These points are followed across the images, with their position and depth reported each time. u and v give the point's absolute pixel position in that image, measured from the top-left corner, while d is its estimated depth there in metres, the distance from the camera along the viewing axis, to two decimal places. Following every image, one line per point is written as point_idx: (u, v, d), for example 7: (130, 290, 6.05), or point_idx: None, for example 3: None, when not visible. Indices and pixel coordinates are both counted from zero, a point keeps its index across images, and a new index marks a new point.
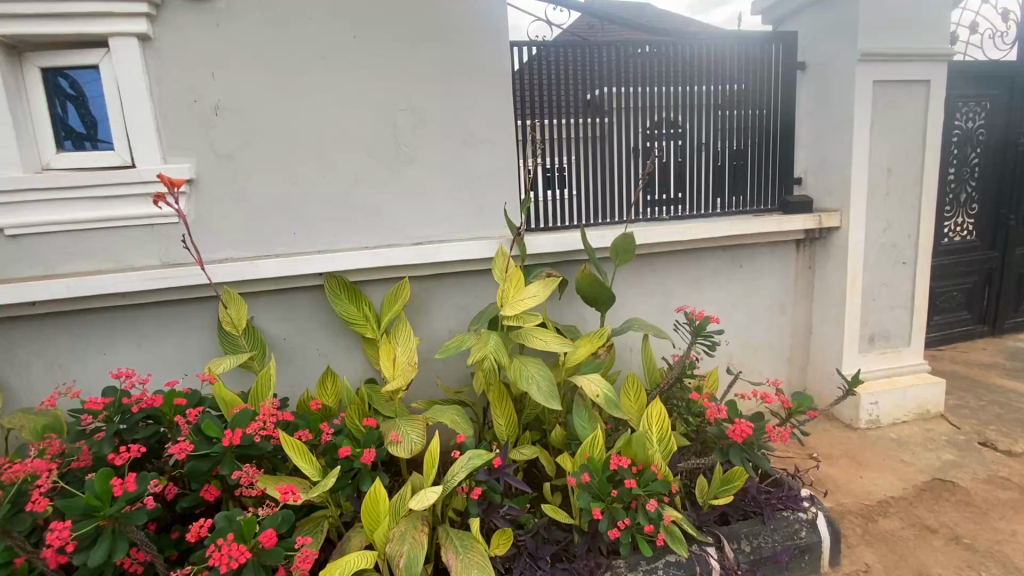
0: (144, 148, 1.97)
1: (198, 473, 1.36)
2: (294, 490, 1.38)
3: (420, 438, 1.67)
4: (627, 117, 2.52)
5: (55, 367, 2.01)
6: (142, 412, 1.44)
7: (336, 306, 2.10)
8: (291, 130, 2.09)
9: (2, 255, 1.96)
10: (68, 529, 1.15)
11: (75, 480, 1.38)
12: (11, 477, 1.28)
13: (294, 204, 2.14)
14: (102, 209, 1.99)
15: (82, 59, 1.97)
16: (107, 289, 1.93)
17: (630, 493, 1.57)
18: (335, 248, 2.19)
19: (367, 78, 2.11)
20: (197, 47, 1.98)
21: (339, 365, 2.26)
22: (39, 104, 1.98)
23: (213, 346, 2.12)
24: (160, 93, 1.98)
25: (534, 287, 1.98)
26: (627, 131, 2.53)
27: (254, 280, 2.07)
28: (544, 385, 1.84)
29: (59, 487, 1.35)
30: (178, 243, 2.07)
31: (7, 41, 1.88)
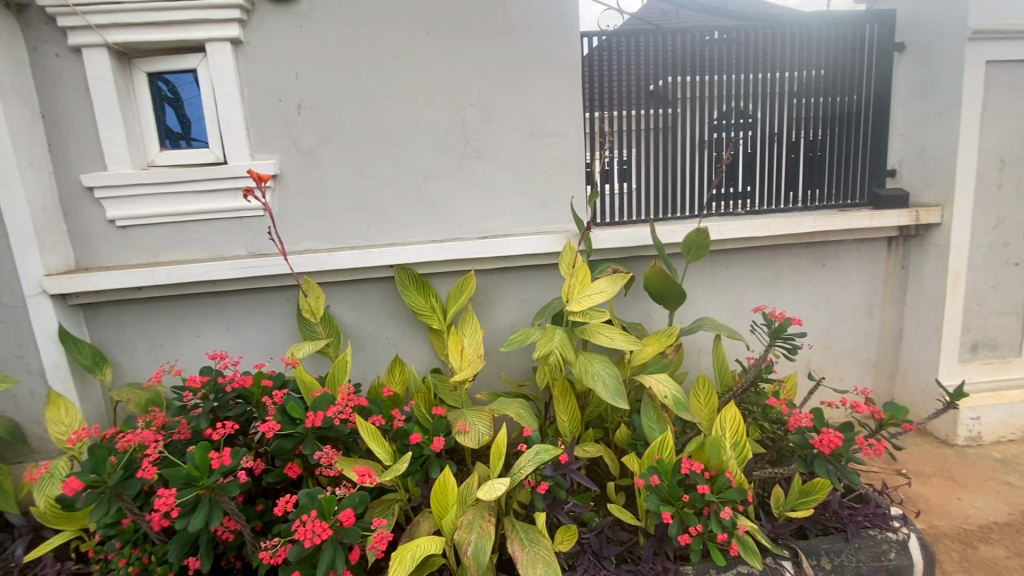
0: (235, 146, 2.11)
1: (283, 451, 1.45)
2: (370, 473, 1.45)
3: (487, 429, 1.67)
4: (696, 107, 2.41)
5: (156, 347, 2.21)
6: (234, 391, 1.54)
7: (405, 297, 2.16)
8: (366, 126, 2.16)
9: (115, 244, 2.17)
10: (173, 496, 1.25)
11: (176, 450, 1.50)
12: (124, 446, 1.40)
13: (368, 198, 2.22)
14: (197, 203, 2.15)
15: (181, 64, 2.13)
16: (202, 277, 2.09)
17: (702, 498, 1.51)
18: (405, 241, 2.25)
19: (439, 74, 2.15)
20: (282, 48, 2.09)
21: (407, 354, 2.33)
22: (145, 107, 2.17)
23: (292, 332, 2.25)
24: (249, 94, 2.11)
25: (601, 283, 1.93)
26: (695, 121, 2.42)
27: (330, 270, 2.17)
28: (611, 384, 1.80)
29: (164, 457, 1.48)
30: (263, 234, 2.20)
31: (119, 49, 2.06)
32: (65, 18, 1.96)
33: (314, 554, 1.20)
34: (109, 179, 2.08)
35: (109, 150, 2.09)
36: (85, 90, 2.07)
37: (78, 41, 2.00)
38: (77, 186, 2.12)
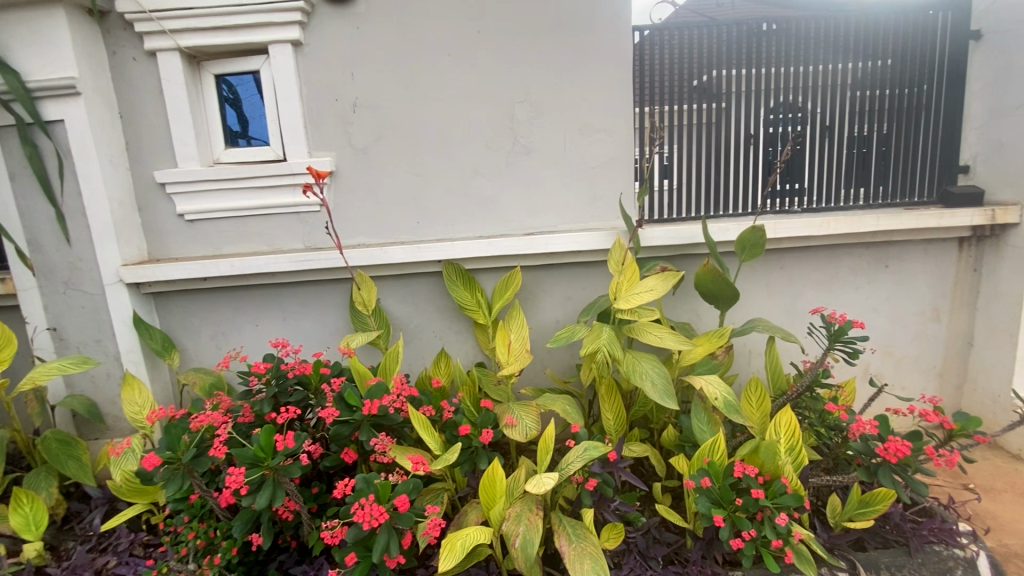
0: (294, 144, 2.20)
1: (340, 436, 1.51)
2: (422, 461, 1.49)
3: (535, 423, 1.69)
4: (746, 101, 2.34)
5: (219, 334, 2.33)
6: (295, 378, 1.61)
7: (452, 292, 2.19)
8: (417, 124, 2.21)
9: (183, 237, 2.30)
10: (242, 475, 1.32)
11: (241, 432, 1.58)
12: (196, 426, 1.48)
13: (418, 194, 2.26)
14: (259, 198, 2.25)
15: (245, 65, 2.23)
16: (262, 269, 2.19)
17: (756, 503, 1.47)
18: (453, 237, 2.29)
19: (489, 71, 2.16)
20: (339, 49, 2.16)
21: (453, 348, 2.37)
22: (213, 107, 2.28)
23: (344, 323, 2.33)
24: (308, 93, 2.19)
25: (651, 281, 1.90)
26: (745, 115, 2.35)
27: (382, 264, 2.23)
28: (660, 383, 1.77)
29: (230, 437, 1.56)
30: (318, 229, 2.29)
31: (189, 52, 2.18)
32: (141, 24, 2.09)
33: (371, 537, 1.24)
34: (179, 175, 2.20)
35: (180, 148, 2.21)
36: (158, 91, 2.20)
37: (153, 45, 2.13)
38: (151, 182, 2.26)
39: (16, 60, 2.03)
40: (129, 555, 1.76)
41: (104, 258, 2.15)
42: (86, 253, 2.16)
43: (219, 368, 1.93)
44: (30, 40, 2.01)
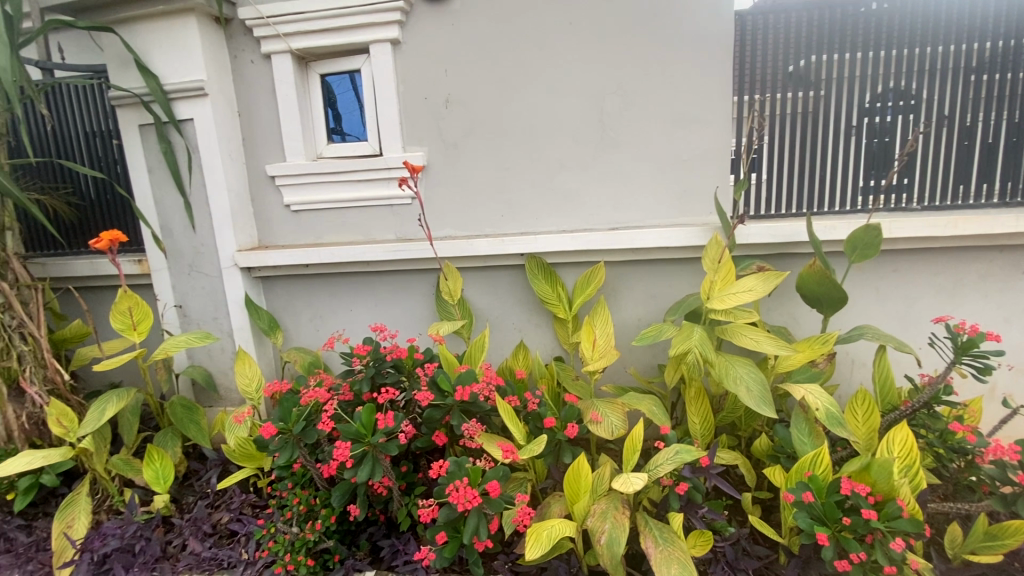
0: (391, 139, 2.31)
1: (433, 419, 1.59)
2: (512, 450, 1.52)
3: (620, 422, 1.67)
4: (847, 87, 2.11)
5: (316, 317, 2.50)
6: (391, 361, 1.71)
7: (534, 285, 2.21)
8: (507, 119, 2.23)
9: (289, 226, 2.48)
10: (348, 449, 1.41)
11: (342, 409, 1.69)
12: (305, 401, 1.62)
13: (504, 187, 2.29)
14: (356, 190, 2.38)
15: (348, 64, 2.35)
16: (357, 257, 2.32)
17: (867, 524, 1.35)
18: (537, 230, 2.30)
19: (580, 63, 2.14)
20: (434, 46, 2.22)
21: (532, 341, 2.38)
22: (317, 104, 2.43)
23: (429, 312, 2.41)
24: (404, 90, 2.28)
25: (750, 281, 1.81)
26: (849, 98, 2.12)
27: (468, 256, 2.28)
28: (755, 390, 1.69)
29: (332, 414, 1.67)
30: (409, 220, 2.38)
31: (299, 54, 2.33)
32: (259, 29, 2.28)
33: (465, 518, 1.29)
34: (287, 169, 2.38)
35: (288, 143, 2.39)
36: (271, 91, 2.38)
37: (269, 48, 2.30)
38: (262, 175, 2.45)
39: (156, 65, 2.28)
40: (240, 513, 1.94)
41: (222, 244, 2.37)
42: (208, 239, 2.39)
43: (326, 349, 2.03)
44: (168, 47, 2.25)
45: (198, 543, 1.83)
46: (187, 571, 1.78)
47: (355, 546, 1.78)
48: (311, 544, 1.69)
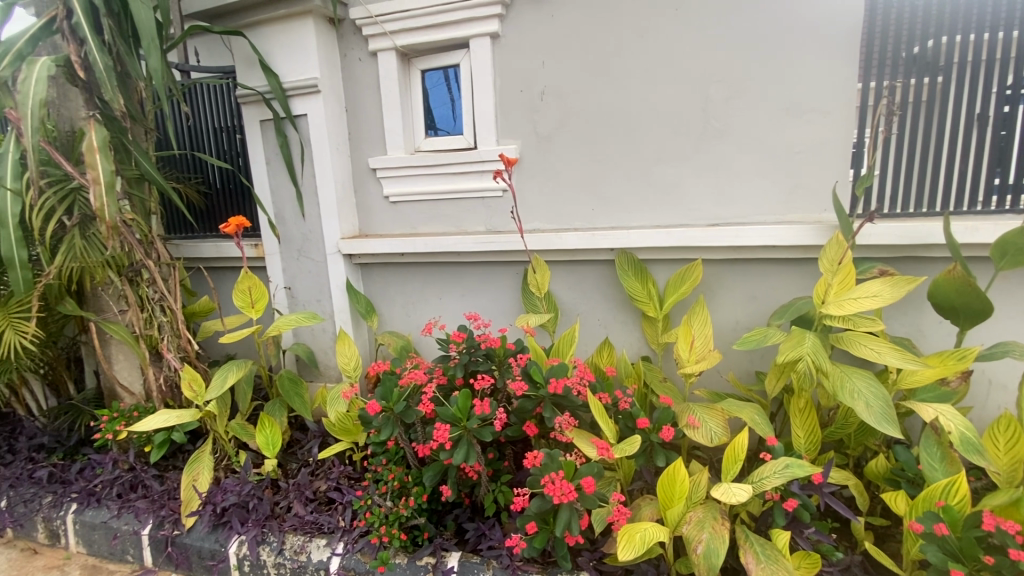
0: (486, 132, 2.35)
1: (525, 410, 1.60)
2: (608, 448, 1.47)
3: (721, 429, 1.59)
4: (998, 66, 1.79)
5: (408, 304, 2.61)
6: (484, 350, 1.76)
7: (623, 281, 2.14)
8: (603, 110, 2.18)
9: (387, 216, 2.61)
10: (447, 432, 1.48)
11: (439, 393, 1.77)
12: (404, 382, 1.72)
13: (597, 180, 2.25)
14: (450, 182, 2.45)
15: (447, 59, 2.41)
16: (449, 248, 2.38)
17: (1014, 566, 1.19)
18: (629, 225, 2.24)
19: (684, 50, 2.05)
20: (533, 38, 2.22)
21: (618, 339, 2.32)
22: (417, 99, 2.52)
23: (515, 303, 2.43)
24: (501, 84, 2.31)
25: (875, 285, 1.66)
26: (1004, 74, 1.78)
27: (557, 250, 2.27)
28: (875, 405, 1.54)
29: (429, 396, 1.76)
30: (499, 212, 2.41)
31: (403, 51, 2.42)
32: (368, 28, 2.40)
33: (562, 510, 1.29)
34: (387, 161, 2.50)
35: (389, 137, 2.50)
36: (375, 88, 2.50)
37: (376, 46, 2.42)
38: (365, 168, 2.59)
39: (277, 65, 2.47)
40: (338, 483, 2.08)
41: (328, 231, 2.54)
42: (315, 227, 2.57)
43: (425, 333, 2.10)
44: (287, 47, 2.43)
45: (302, 506, 1.98)
46: (293, 531, 1.94)
47: (442, 526, 1.85)
48: (403, 520, 1.78)
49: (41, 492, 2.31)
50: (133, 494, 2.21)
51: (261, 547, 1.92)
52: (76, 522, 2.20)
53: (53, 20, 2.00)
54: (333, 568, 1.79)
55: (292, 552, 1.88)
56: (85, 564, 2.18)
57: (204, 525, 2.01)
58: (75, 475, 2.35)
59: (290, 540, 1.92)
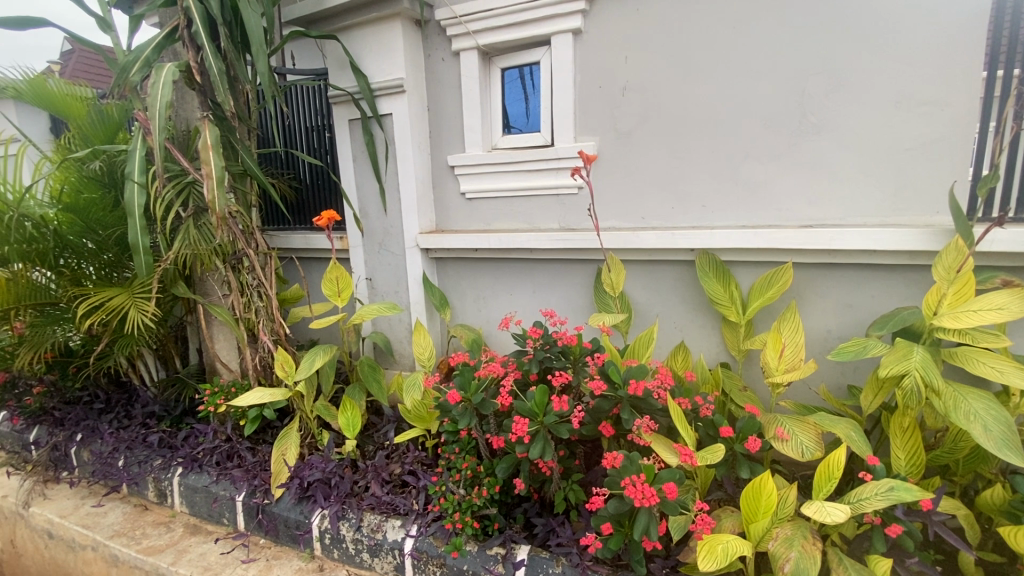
0: (564, 129, 2.34)
1: (601, 410, 1.59)
2: (690, 454, 1.45)
3: (812, 444, 1.55)
4: None
5: (480, 299, 2.66)
6: (561, 347, 1.77)
7: (703, 284, 2.06)
8: (688, 106, 2.11)
9: (463, 212, 2.67)
10: (526, 425, 1.51)
11: (518, 387, 1.82)
12: (483, 373, 1.77)
13: (677, 178, 2.18)
14: (526, 179, 2.46)
15: (528, 57, 2.42)
16: (522, 245, 2.40)
17: None
18: (710, 224, 2.15)
19: (780, 42, 1.94)
20: (617, 33, 2.18)
21: (694, 342, 2.24)
22: (496, 96, 2.55)
23: (586, 302, 2.41)
24: (581, 80, 2.29)
25: (999, 296, 1.51)
26: None
27: (633, 249, 2.22)
28: (995, 430, 1.39)
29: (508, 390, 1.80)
30: (574, 210, 2.40)
31: (484, 50, 2.46)
32: (452, 28, 2.46)
33: (643, 514, 1.28)
34: (466, 158, 2.55)
35: (468, 135, 2.55)
36: (456, 86, 2.56)
37: (459, 45, 2.47)
38: (443, 165, 2.66)
39: (366, 67, 2.59)
40: (412, 467, 2.17)
41: (408, 226, 2.64)
42: (396, 222, 2.68)
43: (502, 327, 2.15)
44: (376, 49, 2.54)
45: (378, 487, 2.09)
46: (370, 509, 2.05)
47: (511, 518, 1.88)
48: (475, 508, 1.83)
49: (152, 454, 2.57)
50: (230, 463, 2.42)
51: (341, 522, 2.04)
52: (180, 484, 2.44)
53: (176, 29, 2.21)
54: (407, 548, 1.87)
55: (368, 529, 1.98)
56: (188, 522, 2.41)
57: (291, 496, 2.17)
58: (180, 441, 2.60)
59: (367, 518, 2.02)
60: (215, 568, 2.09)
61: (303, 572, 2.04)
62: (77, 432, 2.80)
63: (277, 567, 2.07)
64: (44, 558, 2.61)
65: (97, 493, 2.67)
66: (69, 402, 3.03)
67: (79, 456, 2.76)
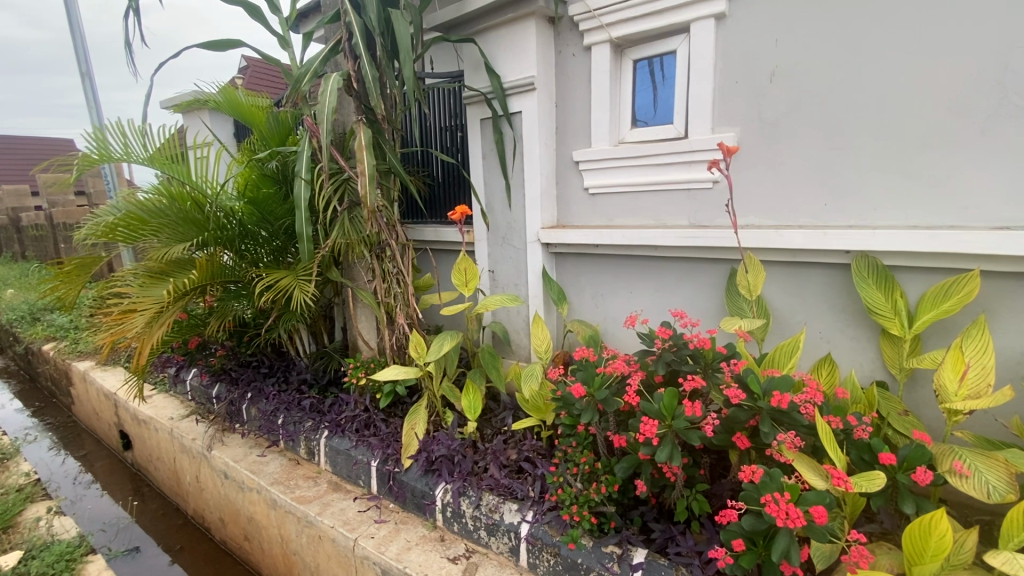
0: (700, 120, 2.22)
1: (736, 421, 1.51)
2: (843, 478, 1.32)
3: (1001, 484, 1.34)
4: None
5: (598, 295, 2.65)
6: (692, 350, 1.71)
7: (860, 290, 1.84)
8: (851, 90, 1.89)
9: (586, 207, 2.66)
10: (654, 427, 1.48)
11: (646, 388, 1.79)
12: (607, 370, 1.79)
13: (832, 172, 1.97)
14: (654, 174, 2.38)
15: (664, 47, 2.33)
16: (647, 241, 2.33)
17: None
18: (872, 224, 1.91)
19: (977, 9, 1.64)
20: (768, 14, 2.01)
21: (843, 355, 2.02)
22: (626, 89, 2.49)
23: (716, 304, 2.28)
24: (722, 68, 2.15)
25: None
26: None
27: (775, 249, 2.05)
28: None
29: (627, 387, 1.79)
30: (705, 206, 2.27)
31: (617, 42, 2.42)
32: (584, 23, 2.44)
33: (786, 535, 1.19)
34: (592, 153, 2.54)
35: (596, 129, 2.53)
36: (587, 81, 2.55)
37: (591, 40, 2.45)
38: (569, 160, 2.68)
39: (499, 66, 2.68)
40: (529, 455, 2.23)
41: (532, 221, 2.70)
42: (520, 217, 2.76)
43: (628, 325, 2.14)
44: (509, 49, 2.62)
45: (497, 469, 2.18)
46: (489, 490, 2.15)
47: (628, 519, 1.86)
48: (592, 503, 1.83)
49: (305, 417, 2.95)
50: (367, 432, 2.70)
51: (462, 498, 2.17)
52: (326, 445, 2.77)
53: (338, 43, 2.49)
54: (523, 532, 1.94)
55: (487, 509, 2.09)
56: (331, 480, 2.73)
57: (419, 468, 2.35)
58: (328, 407, 2.95)
59: (486, 498, 2.12)
60: (353, 523, 2.34)
61: (426, 540, 2.21)
62: (247, 391, 3.30)
63: (404, 531, 2.26)
64: (221, 494, 3.12)
65: (261, 445, 3.13)
66: (242, 364, 3.58)
67: (248, 412, 3.25)
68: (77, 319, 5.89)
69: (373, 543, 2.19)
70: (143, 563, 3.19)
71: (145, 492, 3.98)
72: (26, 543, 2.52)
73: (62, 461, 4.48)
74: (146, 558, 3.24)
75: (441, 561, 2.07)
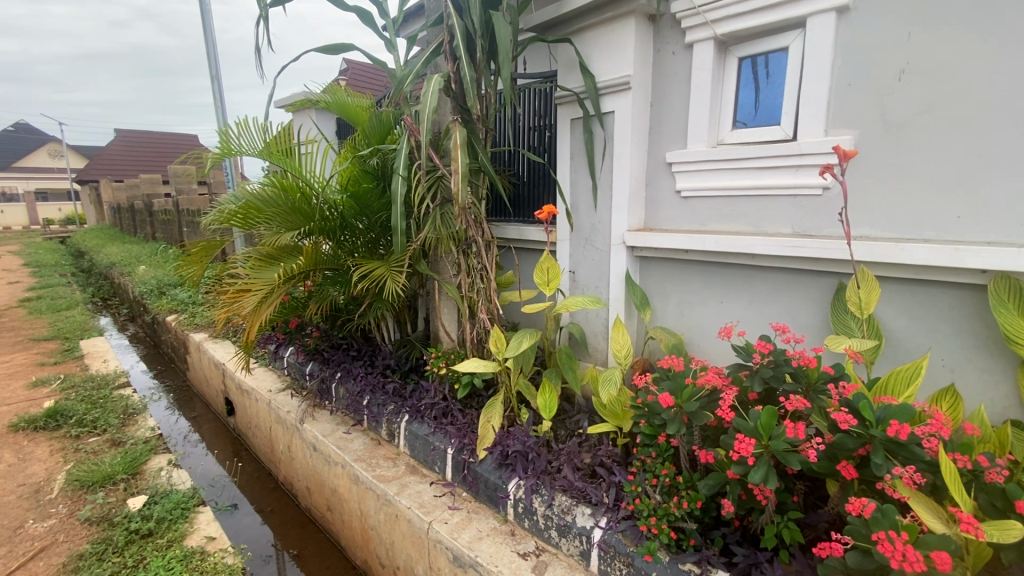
0: (812, 122, 2.07)
1: (843, 448, 1.40)
2: (974, 524, 1.18)
3: None
4: None
5: (685, 303, 2.56)
6: (794, 368, 1.61)
7: (997, 315, 1.62)
8: (1001, 88, 1.66)
9: (677, 210, 2.57)
10: (751, 446, 1.41)
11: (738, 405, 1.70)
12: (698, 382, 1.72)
13: (968, 182, 1.76)
14: (755, 178, 2.26)
15: (775, 44, 2.20)
16: (742, 249, 2.21)
17: None
18: (1016, 242, 1.68)
19: None
20: (901, 4, 1.82)
21: (970, 387, 1.81)
22: (728, 88, 2.37)
23: (818, 320, 2.12)
24: (841, 65, 1.99)
25: None
26: None
27: (893, 264, 1.87)
28: None
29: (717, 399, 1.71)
30: (811, 213, 2.12)
31: (722, 39, 2.31)
32: (688, 20, 2.35)
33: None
34: (687, 155, 2.45)
35: (693, 130, 2.43)
36: (686, 80, 2.46)
37: (693, 37, 2.36)
38: (661, 161, 2.60)
39: (594, 65, 2.65)
40: (604, 461, 2.20)
41: (619, 222, 2.65)
42: (606, 218, 2.73)
43: (720, 336, 2.05)
44: (606, 47, 2.58)
45: (571, 471, 2.17)
46: (562, 490, 2.14)
47: (708, 539, 1.79)
48: (672, 518, 1.77)
49: (388, 400, 3.10)
50: (444, 420, 2.80)
51: (535, 496, 2.18)
52: (406, 429, 2.91)
53: (440, 45, 2.60)
54: (595, 538, 1.92)
55: (560, 509, 2.09)
56: (409, 462, 2.86)
57: (493, 460, 2.40)
58: (409, 393, 3.09)
59: (559, 498, 2.12)
60: (428, 507, 2.44)
61: (497, 532, 2.25)
62: (337, 371, 3.53)
63: (476, 521, 2.32)
64: (309, 465, 3.38)
65: (346, 423, 3.34)
66: (334, 346, 3.86)
67: (337, 390, 3.48)
68: (195, 295, 6.63)
69: (446, 529, 2.27)
70: (240, 520, 3.53)
71: (244, 455, 4.41)
72: (150, 488, 2.87)
73: (177, 420, 5.06)
74: (242, 515, 3.59)
75: (512, 555, 2.10)
